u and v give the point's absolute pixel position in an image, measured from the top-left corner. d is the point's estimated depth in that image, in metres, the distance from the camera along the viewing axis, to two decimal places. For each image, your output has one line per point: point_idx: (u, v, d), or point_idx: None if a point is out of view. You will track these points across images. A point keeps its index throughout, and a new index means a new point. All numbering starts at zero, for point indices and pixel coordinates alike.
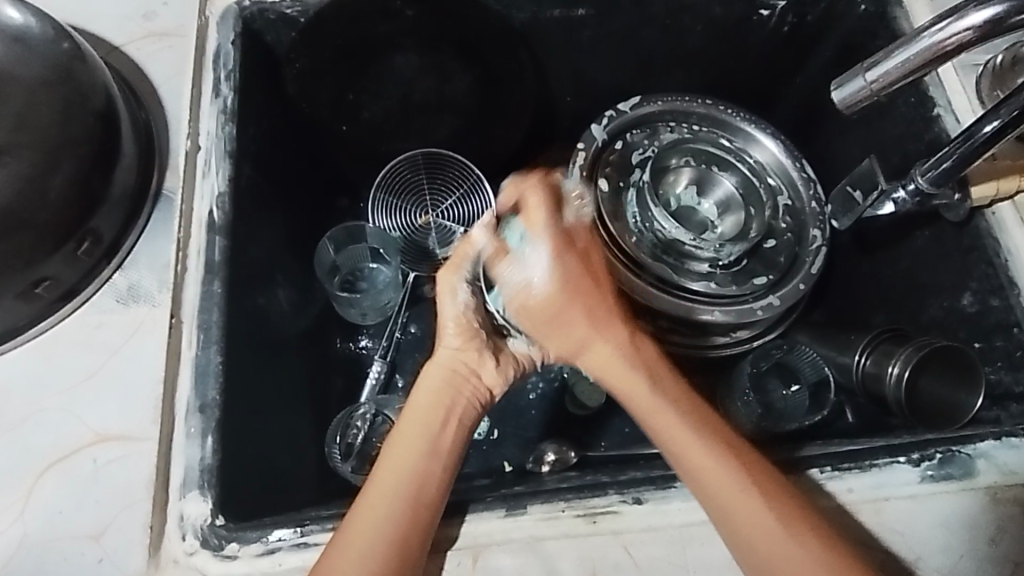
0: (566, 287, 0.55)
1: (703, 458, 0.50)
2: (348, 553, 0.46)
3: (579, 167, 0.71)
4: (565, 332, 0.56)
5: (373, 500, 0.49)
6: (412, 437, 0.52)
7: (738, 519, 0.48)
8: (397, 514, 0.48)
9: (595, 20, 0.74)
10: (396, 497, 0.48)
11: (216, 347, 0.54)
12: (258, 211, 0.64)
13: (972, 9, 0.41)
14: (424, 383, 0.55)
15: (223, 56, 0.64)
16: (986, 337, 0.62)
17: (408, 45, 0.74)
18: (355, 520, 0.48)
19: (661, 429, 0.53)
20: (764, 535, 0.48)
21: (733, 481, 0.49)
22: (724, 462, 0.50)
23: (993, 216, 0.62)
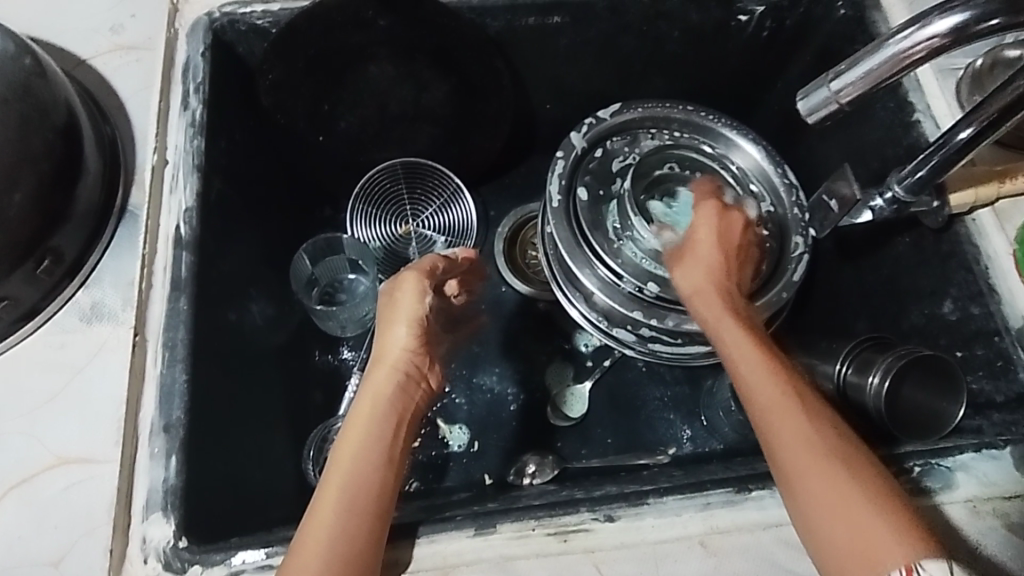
0: (709, 230, 0.64)
1: (784, 401, 0.50)
2: (305, 551, 0.45)
3: (558, 175, 0.71)
4: (682, 269, 0.63)
5: (325, 503, 0.47)
6: (362, 434, 0.50)
7: (802, 454, 0.48)
8: (349, 514, 0.46)
9: (571, 28, 0.73)
10: (348, 494, 0.47)
11: (181, 365, 0.53)
12: (230, 226, 0.63)
13: (937, 16, 0.40)
14: (372, 381, 0.53)
15: (192, 69, 0.63)
16: (966, 345, 0.62)
17: (381, 56, 0.72)
18: (304, 539, 0.45)
19: (756, 386, 0.52)
20: (808, 453, 0.48)
21: (815, 441, 0.48)
22: (807, 443, 0.48)
23: (972, 222, 0.62)
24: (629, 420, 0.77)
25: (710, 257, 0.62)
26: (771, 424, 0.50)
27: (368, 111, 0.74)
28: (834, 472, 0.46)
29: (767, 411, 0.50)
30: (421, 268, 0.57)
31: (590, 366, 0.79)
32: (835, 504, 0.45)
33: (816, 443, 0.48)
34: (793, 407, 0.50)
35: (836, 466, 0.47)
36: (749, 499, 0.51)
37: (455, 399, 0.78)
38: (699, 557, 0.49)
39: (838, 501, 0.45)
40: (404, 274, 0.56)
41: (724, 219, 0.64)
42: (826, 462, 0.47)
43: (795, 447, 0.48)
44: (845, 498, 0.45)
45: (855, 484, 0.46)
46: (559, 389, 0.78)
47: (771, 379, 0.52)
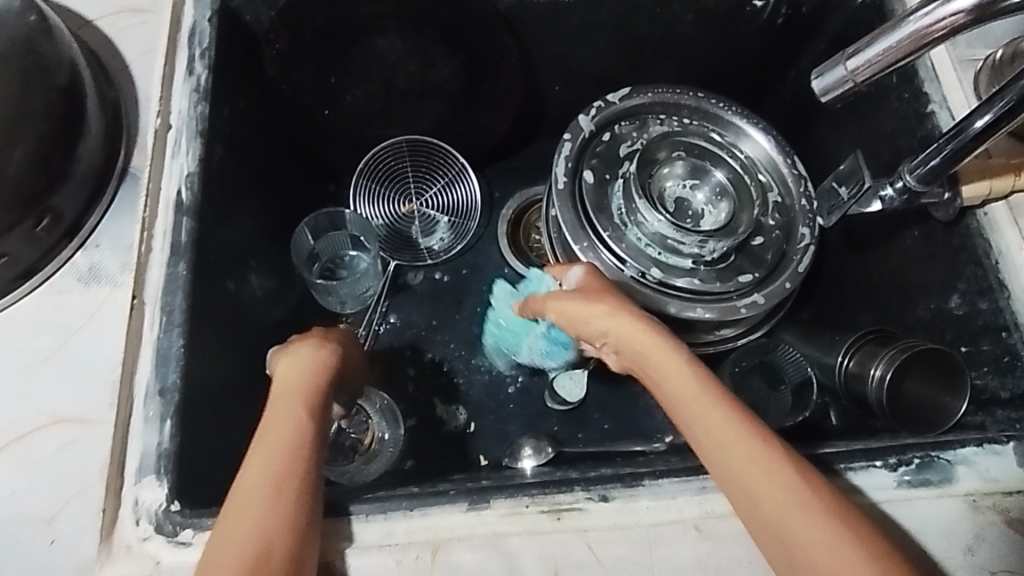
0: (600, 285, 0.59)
1: (734, 431, 0.46)
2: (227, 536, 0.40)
3: (564, 158, 0.71)
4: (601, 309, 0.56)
5: (249, 481, 0.43)
6: (295, 411, 0.48)
7: (763, 484, 0.44)
8: (273, 498, 0.42)
9: (583, 7, 0.72)
10: (271, 473, 0.43)
11: (178, 331, 0.53)
12: (232, 195, 0.63)
13: None
14: (295, 356, 0.52)
15: (198, 34, 0.62)
16: (973, 340, 0.60)
17: (390, 28, 0.72)
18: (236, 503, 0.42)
19: (700, 412, 0.48)
20: (762, 481, 0.44)
21: (766, 470, 0.45)
22: (763, 468, 0.45)
23: (984, 216, 0.60)
24: (627, 407, 0.77)
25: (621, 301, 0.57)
26: (718, 459, 0.46)
27: (376, 86, 0.74)
28: (796, 495, 0.44)
29: (716, 435, 0.47)
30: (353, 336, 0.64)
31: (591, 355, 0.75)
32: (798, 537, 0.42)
33: (776, 465, 0.45)
34: (749, 438, 0.46)
35: (798, 489, 0.44)
36: None
37: (453, 379, 0.78)
38: (693, 541, 0.49)
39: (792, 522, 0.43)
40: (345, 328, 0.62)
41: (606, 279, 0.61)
42: (786, 486, 0.44)
43: (749, 479, 0.45)
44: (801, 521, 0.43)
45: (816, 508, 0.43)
46: (558, 373, 0.76)
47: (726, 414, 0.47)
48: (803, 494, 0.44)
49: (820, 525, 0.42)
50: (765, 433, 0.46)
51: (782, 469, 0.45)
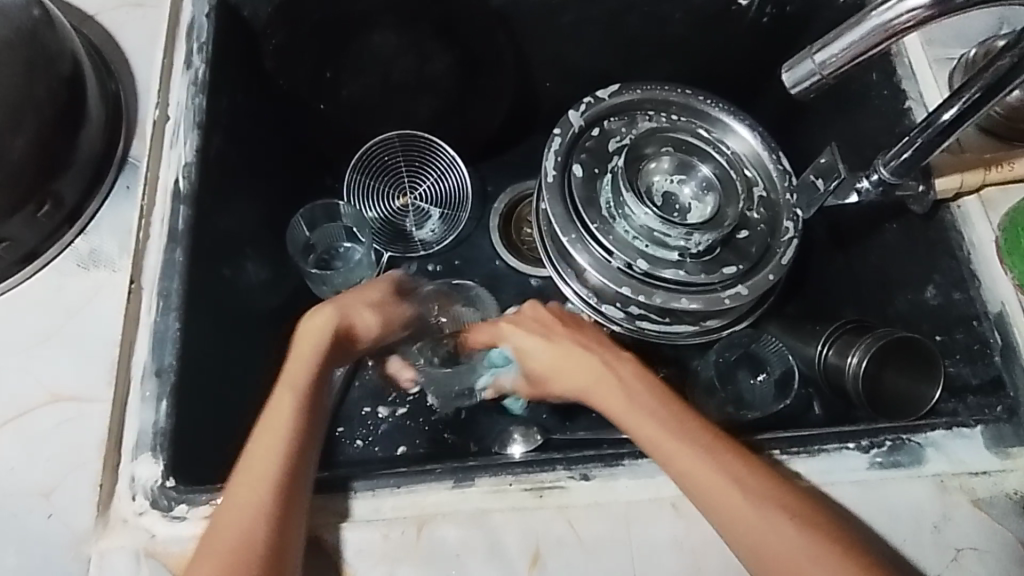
0: (542, 334, 0.63)
1: (681, 454, 0.50)
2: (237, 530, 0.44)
3: (554, 152, 0.73)
4: (551, 364, 0.62)
5: (248, 481, 0.46)
6: (295, 395, 0.52)
7: (700, 488, 0.49)
8: (271, 492, 0.46)
9: (574, 5, 0.73)
10: (270, 470, 0.47)
11: (174, 314, 0.55)
12: (229, 185, 0.65)
13: None
14: (309, 327, 0.57)
15: (197, 30, 0.64)
16: (948, 329, 0.62)
17: (385, 24, 0.73)
18: (230, 502, 0.45)
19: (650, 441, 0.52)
20: (717, 494, 0.48)
21: (722, 481, 0.48)
22: (714, 481, 0.48)
23: (959, 209, 0.62)
24: None
25: (569, 348, 0.61)
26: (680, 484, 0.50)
27: (371, 81, 0.76)
28: (744, 501, 0.47)
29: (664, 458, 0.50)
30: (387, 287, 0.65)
31: None
32: (759, 538, 0.46)
33: (723, 473, 0.48)
34: (694, 456, 0.50)
35: (746, 495, 0.47)
36: None
37: None
38: (669, 519, 0.50)
39: (747, 526, 0.47)
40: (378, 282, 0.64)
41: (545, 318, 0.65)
42: (735, 493, 0.48)
43: (705, 495, 0.48)
44: (755, 522, 0.46)
45: (767, 508, 0.47)
46: None
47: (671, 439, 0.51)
48: (750, 502, 0.47)
49: (773, 523, 0.46)
50: (709, 447, 0.50)
51: (728, 477, 0.48)
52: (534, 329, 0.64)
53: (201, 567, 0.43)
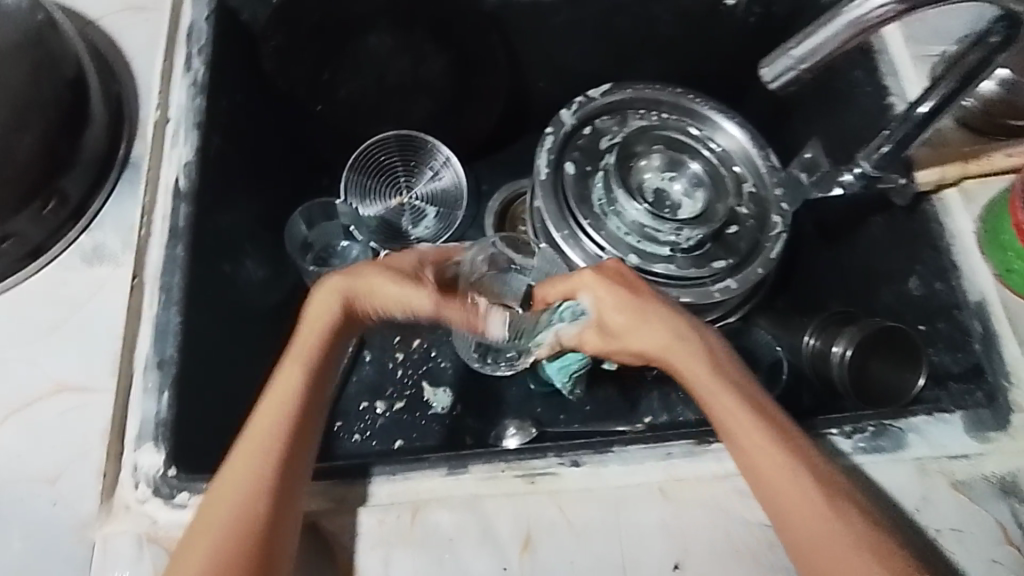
0: (619, 300, 0.55)
1: (763, 441, 0.50)
2: (232, 503, 0.47)
3: (546, 150, 0.75)
4: (624, 332, 0.55)
5: (249, 457, 0.48)
6: (303, 372, 0.52)
7: (769, 476, 0.49)
8: (268, 472, 0.48)
9: (564, 7, 0.75)
10: (270, 449, 0.48)
11: (175, 308, 0.56)
12: (228, 184, 0.66)
13: None
14: (315, 308, 0.55)
15: (197, 32, 0.66)
16: (929, 319, 0.63)
17: (381, 27, 0.75)
18: (229, 474, 0.48)
19: (730, 423, 0.51)
20: (784, 483, 0.48)
21: (792, 472, 0.49)
22: (784, 472, 0.49)
23: (940, 202, 0.63)
24: (609, 389, 0.80)
25: (648, 320, 0.54)
26: (750, 468, 0.50)
27: (366, 82, 0.78)
28: (813, 495, 0.48)
29: (742, 442, 0.50)
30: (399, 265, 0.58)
31: None
32: (811, 529, 0.47)
33: (796, 465, 0.49)
34: (774, 447, 0.50)
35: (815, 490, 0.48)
36: (709, 451, 0.54)
37: (440, 363, 0.81)
38: (656, 504, 0.52)
39: (804, 517, 0.47)
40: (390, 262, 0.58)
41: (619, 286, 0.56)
42: (805, 487, 0.48)
43: (774, 483, 0.49)
44: (811, 516, 0.47)
45: (825, 501, 0.48)
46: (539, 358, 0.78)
47: (759, 428, 0.50)
48: (814, 497, 0.48)
49: (829, 519, 0.47)
50: (786, 440, 0.50)
51: (802, 469, 0.49)
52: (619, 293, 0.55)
53: (198, 530, 0.46)
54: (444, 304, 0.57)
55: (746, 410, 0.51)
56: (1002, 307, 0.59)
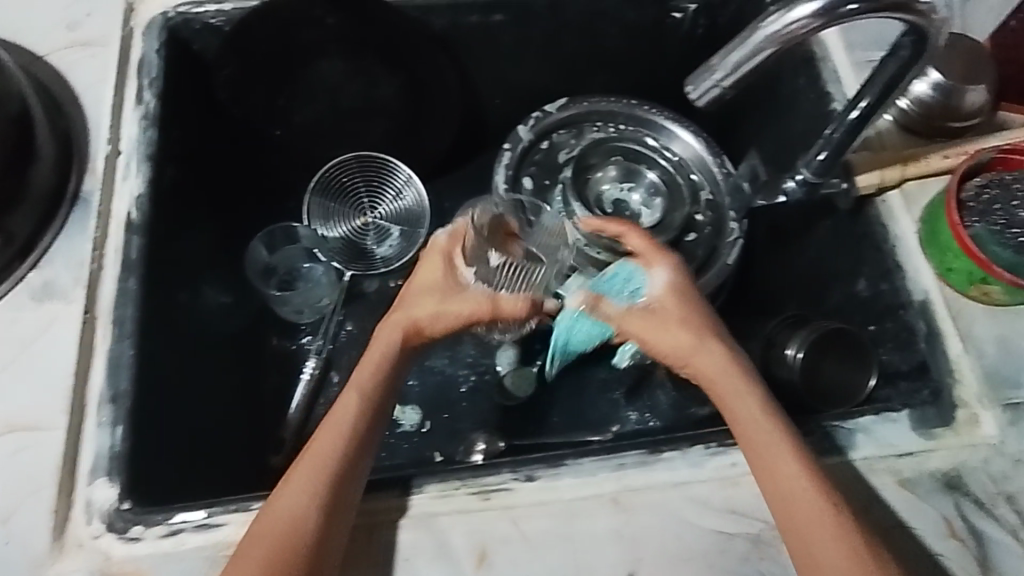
0: (672, 300, 0.57)
1: (785, 460, 0.50)
2: (278, 522, 0.48)
3: (505, 166, 0.77)
4: (666, 332, 0.56)
5: (300, 480, 0.50)
6: (359, 392, 0.54)
7: (782, 493, 0.50)
8: (314, 497, 0.49)
9: (513, 26, 0.76)
10: (323, 471, 0.50)
11: (129, 340, 0.56)
12: (183, 213, 0.67)
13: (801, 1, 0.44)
14: (381, 331, 0.57)
15: (147, 65, 0.67)
16: (878, 319, 0.64)
17: (331, 52, 0.77)
18: (281, 490, 0.50)
19: (753, 440, 0.52)
20: (799, 501, 0.49)
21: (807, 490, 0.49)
22: (800, 490, 0.49)
23: (883, 204, 0.65)
24: (575, 400, 0.81)
25: (689, 325, 0.55)
26: (770, 484, 0.50)
27: (322, 107, 0.79)
28: (827, 517, 0.48)
29: (763, 457, 0.51)
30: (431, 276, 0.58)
31: (537, 349, 0.82)
32: (823, 547, 0.47)
33: (810, 485, 0.49)
34: (793, 466, 0.50)
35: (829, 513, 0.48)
36: (660, 461, 0.54)
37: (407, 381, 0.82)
38: (609, 513, 0.53)
39: (818, 533, 0.48)
40: (426, 272, 0.58)
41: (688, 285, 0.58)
42: (821, 507, 0.49)
43: (790, 501, 0.49)
44: (823, 534, 0.48)
45: (837, 521, 0.48)
46: (506, 371, 0.82)
47: (784, 446, 0.51)
48: (829, 518, 0.48)
49: (841, 539, 0.47)
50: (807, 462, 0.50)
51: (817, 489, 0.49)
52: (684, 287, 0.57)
53: (250, 544, 0.48)
54: (498, 297, 0.57)
55: (772, 428, 0.51)
56: (943, 305, 0.61)
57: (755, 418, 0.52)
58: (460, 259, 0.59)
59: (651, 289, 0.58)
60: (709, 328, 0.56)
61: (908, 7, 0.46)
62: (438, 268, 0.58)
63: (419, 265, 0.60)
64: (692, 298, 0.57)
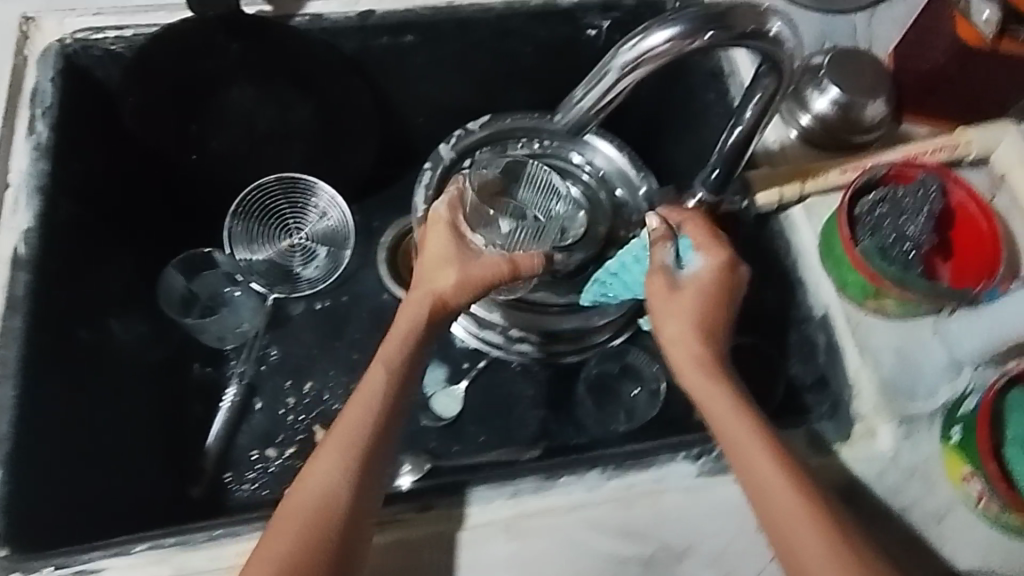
0: (700, 283, 0.57)
1: (762, 460, 0.50)
2: (298, 505, 0.50)
3: (425, 186, 0.75)
4: (671, 316, 0.56)
5: (322, 465, 0.52)
6: (384, 372, 0.55)
7: (758, 492, 0.49)
8: (340, 476, 0.51)
9: (424, 46, 0.76)
10: (343, 456, 0.52)
11: (12, 382, 0.58)
12: (84, 245, 0.67)
13: (657, 27, 0.48)
14: (405, 308, 0.60)
15: (41, 94, 0.66)
16: (780, 335, 0.66)
17: (241, 79, 0.76)
18: (305, 475, 0.52)
19: (729, 441, 0.51)
20: (777, 503, 0.49)
21: (785, 496, 0.49)
22: (779, 489, 0.49)
23: (786, 219, 0.66)
24: (502, 419, 0.81)
25: (701, 313, 0.56)
26: (751, 481, 0.50)
27: (237, 131, 0.78)
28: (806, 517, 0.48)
29: (741, 457, 0.51)
30: (439, 241, 0.63)
31: (465, 367, 0.82)
32: (802, 546, 0.47)
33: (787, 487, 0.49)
34: (771, 466, 0.50)
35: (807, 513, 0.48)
36: (557, 485, 0.54)
37: (333, 405, 0.77)
38: (504, 541, 0.53)
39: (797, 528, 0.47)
40: (434, 239, 0.63)
41: (727, 269, 0.57)
42: (799, 509, 0.48)
43: (770, 503, 0.49)
44: (801, 532, 0.47)
45: (817, 520, 0.48)
46: (434, 392, 0.81)
47: (761, 448, 0.50)
48: (806, 519, 0.48)
49: (822, 538, 0.47)
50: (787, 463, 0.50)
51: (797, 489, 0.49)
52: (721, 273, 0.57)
53: (281, 524, 0.50)
54: (515, 255, 0.63)
55: (750, 429, 0.51)
56: (845, 318, 0.61)
57: (735, 419, 0.52)
58: (460, 224, 0.64)
59: (688, 267, 0.58)
60: (714, 314, 0.57)
61: (762, 36, 0.50)
62: (444, 236, 0.63)
63: (424, 237, 0.64)
64: (717, 283, 0.57)
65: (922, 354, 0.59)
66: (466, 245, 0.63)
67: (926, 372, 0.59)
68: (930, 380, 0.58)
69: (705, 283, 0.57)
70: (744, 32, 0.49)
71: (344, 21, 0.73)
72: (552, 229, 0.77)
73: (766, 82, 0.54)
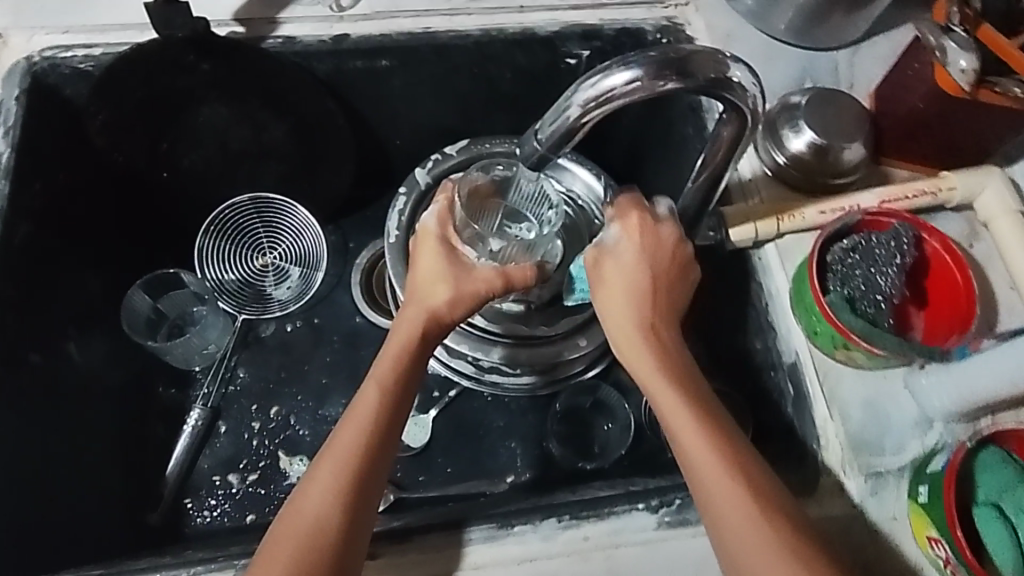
0: (631, 264, 0.57)
1: (730, 487, 0.49)
2: (291, 526, 0.49)
3: (398, 212, 0.73)
4: (605, 296, 0.58)
5: (317, 484, 0.51)
6: (380, 391, 0.55)
7: (726, 522, 0.48)
8: (332, 498, 0.50)
9: (400, 70, 0.74)
10: (338, 476, 0.51)
11: None
12: (42, 268, 0.66)
13: (616, 68, 0.46)
14: (401, 323, 0.59)
15: (4, 113, 0.65)
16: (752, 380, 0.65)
17: (212, 98, 0.75)
18: (299, 495, 0.51)
19: (696, 465, 0.50)
20: (742, 531, 0.47)
21: (755, 526, 0.47)
22: (750, 519, 0.48)
23: (760, 259, 0.64)
24: (471, 450, 0.79)
25: (645, 301, 0.57)
26: (714, 504, 0.49)
27: (210, 151, 0.77)
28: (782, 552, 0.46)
29: (705, 480, 0.49)
30: (429, 254, 0.61)
31: (436, 396, 0.80)
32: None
33: (754, 515, 0.48)
34: (739, 493, 0.48)
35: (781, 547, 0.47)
36: (510, 534, 0.54)
37: (298, 431, 0.76)
38: None
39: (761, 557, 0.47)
40: (425, 251, 0.61)
41: (649, 240, 0.58)
42: (770, 541, 0.47)
43: (739, 532, 0.48)
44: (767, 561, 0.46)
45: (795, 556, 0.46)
46: None
47: (725, 470, 0.49)
48: (778, 552, 0.46)
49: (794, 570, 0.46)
50: (762, 492, 0.49)
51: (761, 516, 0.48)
52: (643, 235, 0.58)
53: (277, 548, 0.49)
54: (508, 268, 0.62)
55: (715, 453, 0.50)
56: (813, 369, 0.60)
57: (697, 440, 0.50)
58: (454, 236, 0.62)
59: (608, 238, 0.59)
60: (661, 305, 0.57)
61: (723, 83, 0.48)
62: (436, 247, 0.61)
63: (414, 251, 0.62)
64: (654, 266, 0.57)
65: (892, 408, 0.58)
66: (459, 259, 0.61)
67: (894, 426, 0.57)
68: (898, 433, 0.57)
69: (625, 252, 0.57)
70: (706, 80, 0.47)
71: (317, 44, 0.71)
72: (544, 242, 0.68)
73: (730, 126, 0.53)
